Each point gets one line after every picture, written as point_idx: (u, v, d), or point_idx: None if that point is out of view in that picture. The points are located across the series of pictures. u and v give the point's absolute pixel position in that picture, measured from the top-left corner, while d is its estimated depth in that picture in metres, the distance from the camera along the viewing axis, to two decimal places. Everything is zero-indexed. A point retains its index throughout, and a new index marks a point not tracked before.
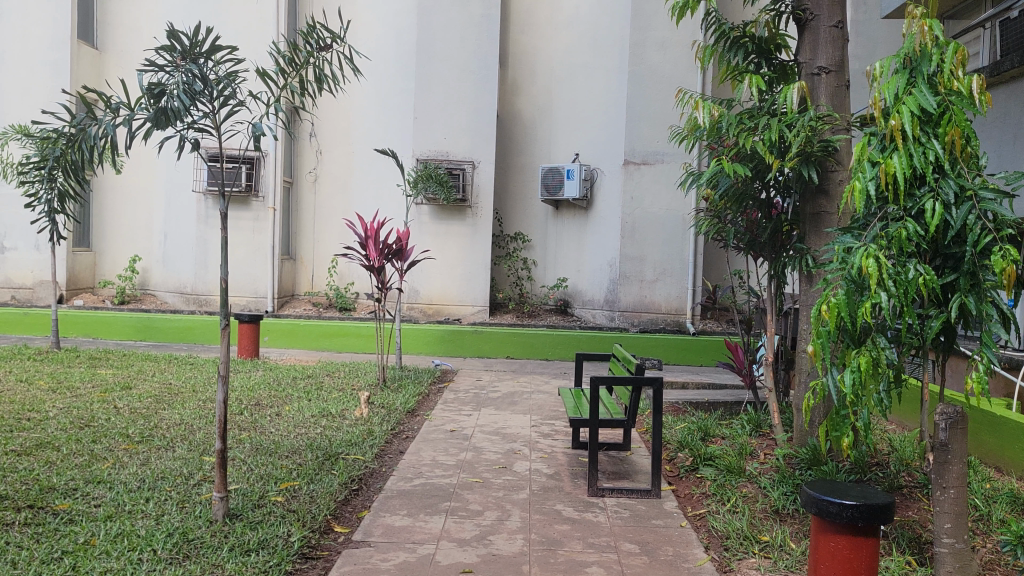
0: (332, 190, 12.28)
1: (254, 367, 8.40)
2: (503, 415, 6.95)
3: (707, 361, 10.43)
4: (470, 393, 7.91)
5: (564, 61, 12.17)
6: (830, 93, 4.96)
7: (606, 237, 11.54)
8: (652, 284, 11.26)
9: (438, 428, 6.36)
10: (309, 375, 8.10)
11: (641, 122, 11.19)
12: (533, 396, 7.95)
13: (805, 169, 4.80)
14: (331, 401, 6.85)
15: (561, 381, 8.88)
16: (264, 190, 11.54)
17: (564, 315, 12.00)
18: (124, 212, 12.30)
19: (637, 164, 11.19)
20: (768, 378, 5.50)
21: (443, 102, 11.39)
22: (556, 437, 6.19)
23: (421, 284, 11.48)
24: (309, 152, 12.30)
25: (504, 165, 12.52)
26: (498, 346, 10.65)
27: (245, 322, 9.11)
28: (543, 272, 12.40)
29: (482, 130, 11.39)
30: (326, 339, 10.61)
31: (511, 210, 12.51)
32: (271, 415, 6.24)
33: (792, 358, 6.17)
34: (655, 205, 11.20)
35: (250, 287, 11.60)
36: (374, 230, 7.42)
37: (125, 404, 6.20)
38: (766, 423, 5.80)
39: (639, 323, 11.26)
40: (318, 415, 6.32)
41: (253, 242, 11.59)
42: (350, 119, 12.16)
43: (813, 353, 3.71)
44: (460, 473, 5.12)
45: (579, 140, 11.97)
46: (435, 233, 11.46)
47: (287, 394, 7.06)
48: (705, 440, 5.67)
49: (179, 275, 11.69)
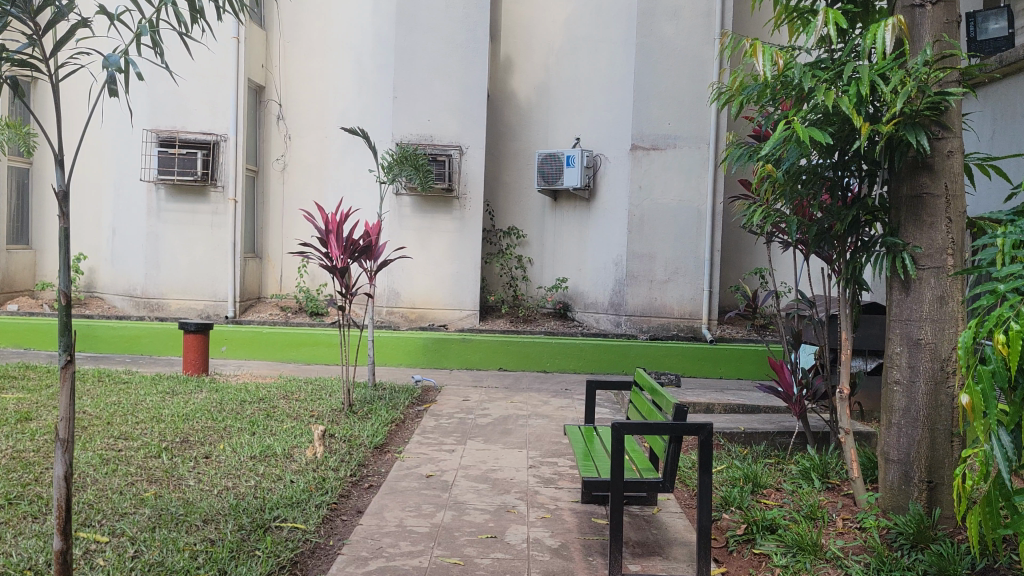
0: (302, 179, 10.94)
1: (197, 388, 7.05)
2: (494, 451, 5.60)
3: (729, 374, 9.16)
4: (454, 420, 6.55)
5: (564, 34, 10.76)
6: (937, 31, 3.66)
7: (610, 231, 10.25)
8: (663, 285, 9.94)
9: (411, 472, 5.01)
10: (262, 397, 6.73)
11: (651, 101, 9.89)
12: (529, 422, 6.60)
13: (909, 133, 3.50)
14: (279, 435, 5.50)
15: (562, 401, 7.52)
16: (222, 178, 10.19)
17: (564, 319, 10.68)
18: (67, 206, 10.90)
19: (647, 149, 9.91)
20: (844, 417, 4.14)
21: (428, 79, 10.03)
22: (561, 486, 4.85)
23: (402, 286, 10.14)
24: (277, 136, 10.94)
25: (495, 151, 11.08)
26: (490, 356, 9.34)
27: (191, 332, 7.75)
28: (540, 272, 11.00)
29: (472, 110, 10.06)
30: (293, 350, 9.31)
31: (504, 201, 11.09)
32: (197, 459, 4.88)
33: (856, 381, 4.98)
34: (666, 196, 9.92)
35: (208, 289, 10.23)
36: (336, 222, 6.07)
37: (8, 446, 4.83)
38: (834, 473, 4.49)
39: (649, 329, 9.95)
40: (258, 458, 4.97)
41: (211, 239, 10.24)
42: (323, 99, 10.82)
43: (969, 407, 2.39)
44: (434, 549, 3.76)
45: (580, 122, 10.64)
46: (418, 229, 10.12)
47: (225, 424, 5.69)
48: (756, 496, 4.36)
49: (128, 276, 10.34)
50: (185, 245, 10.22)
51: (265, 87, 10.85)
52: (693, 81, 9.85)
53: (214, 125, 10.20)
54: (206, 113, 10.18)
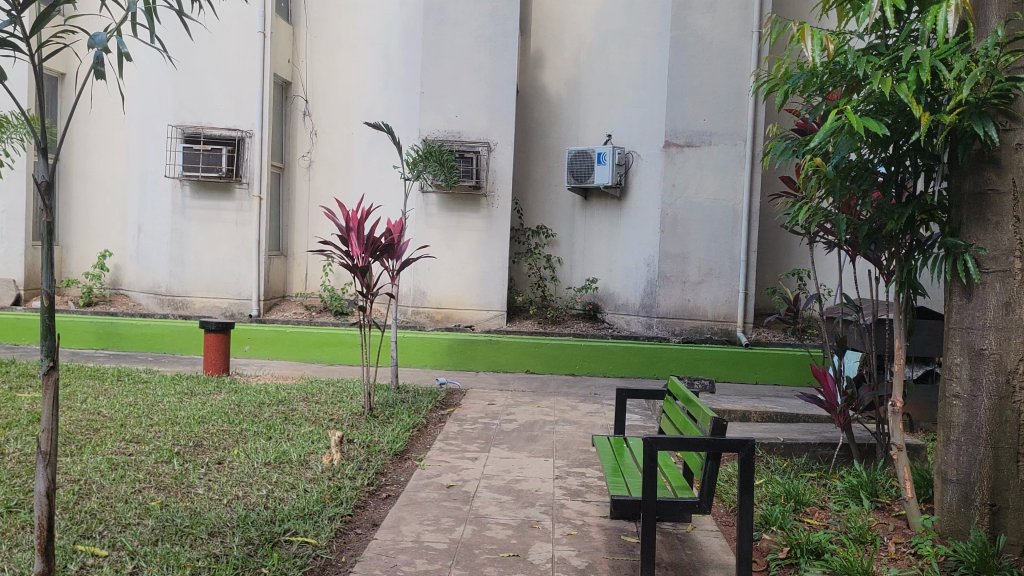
0: (327, 177, 10.78)
1: (217, 389, 6.90)
2: (519, 460, 5.34)
3: (765, 378, 8.85)
4: (478, 426, 6.31)
5: (594, 27, 10.47)
6: (1005, 12, 3.35)
7: (642, 230, 9.95)
8: (697, 286, 9.63)
9: (432, 482, 4.78)
10: (282, 400, 6.55)
11: (685, 96, 9.59)
12: (556, 429, 6.34)
13: (975, 123, 3.18)
14: (295, 440, 5.30)
15: (590, 406, 7.25)
16: (247, 175, 10.07)
17: (593, 321, 10.39)
18: (93, 203, 10.87)
19: (680, 146, 9.60)
20: (897, 433, 3.80)
21: (455, 74, 9.81)
22: (589, 500, 4.58)
23: (428, 286, 9.93)
24: (303, 133, 10.80)
25: (524, 148, 10.82)
26: (517, 358, 9.09)
27: (212, 332, 7.61)
28: (569, 272, 10.72)
29: (500, 106, 9.82)
30: (316, 350, 9.14)
31: (533, 199, 10.83)
32: (209, 465, 4.70)
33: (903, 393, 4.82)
34: (700, 194, 9.60)
35: (233, 287, 10.11)
36: (357, 220, 5.87)
37: (16, 449, 4.69)
38: (883, 491, 4.19)
39: (682, 332, 9.63)
40: (272, 464, 4.78)
41: (235, 236, 10.12)
42: (349, 95, 10.65)
43: None
44: (452, 569, 3.52)
45: (611, 118, 10.34)
46: (444, 228, 9.90)
47: (241, 428, 5.51)
48: (799, 515, 4.06)
49: (153, 274, 10.27)
50: (209, 243, 10.11)
51: (291, 83, 10.72)
52: (729, 76, 9.52)
53: (240, 121, 10.08)
54: (231, 110, 10.06)
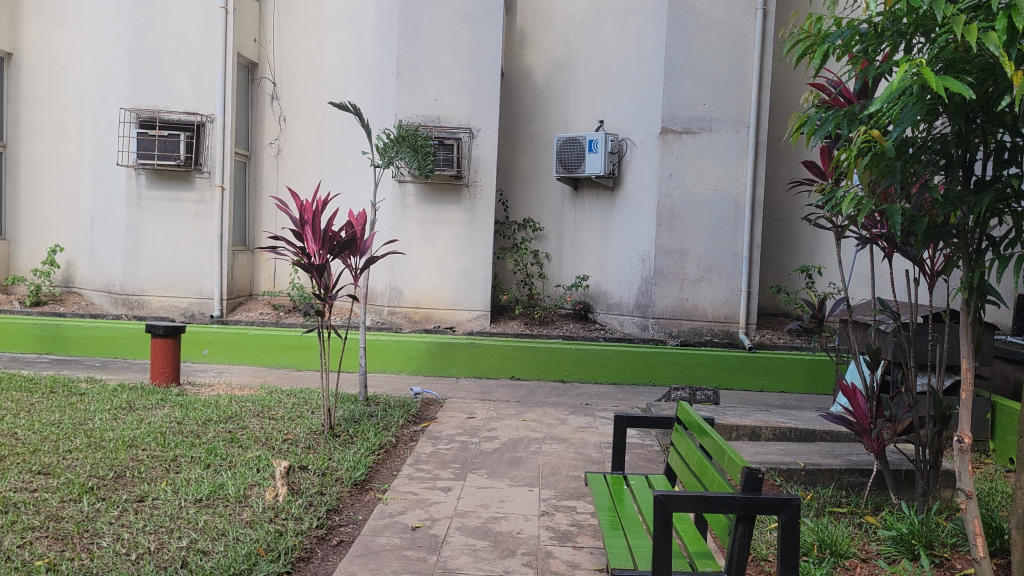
0: (298, 165, 9.99)
1: (161, 402, 6.12)
2: (499, 491, 4.59)
3: (770, 385, 8.20)
4: (455, 445, 5.56)
5: (585, 4, 9.67)
6: None
7: (636, 224, 9.19)
8: (695, 285, 8.91)
9: (393, 523, 4.01)
10: (232, 415, 5.77)
11: (683, 79, 8.85)
12: (542, 449, 5.58)
13: None
14: (237, 468, 4.53)
15: (581, 420, 6.51)
16: (209, 164, 9.27)
17: (584, 322, 9.64)
18: (40, 193, 10.03)
19: (678, 133, 8.86)
20: (966, 478, 3.06)
21: (434, 54, 9.00)
22: (582, 545, 3.83)
23: (405, 284, 9.16)
24: (270, 119, 9.99)
25: (509, 135, 10.03)
26: (501, 363, 8.34)
27: (160, 337, 6.82)
28: (558, 269, 9.99)
29: (483, 89, 9.04)
30: (282, 354, 8.37)
31: (519, 190, 10.05)
32: (126, 504, 3.93)
33: (948, 417, 4.16)
34: (700, 185, 8.88)
35: (192, 285, 9.31)
36: (313, 210, 5.08)
37: None
38: (938, 542, 3.52)
39: (680, 334, 8.92)
40: (203, 503, 4.01)
41: (195, 230, 9.32)
42: (320, 77, 9.84)
43: None
44: None
45: (603, 103, 9.56)
46: (422, 221, 9.12)
47: (174, 453, 4.73)
48: (839, 572, 3.33)
49: (107, 271, 9.47)
50: (166, 237, 9.30)
51: (258, 64, 9.92)
52: (731, 57, 8.83)
53: (200, 105, 9.25)
54: (189, 92, 9.23)
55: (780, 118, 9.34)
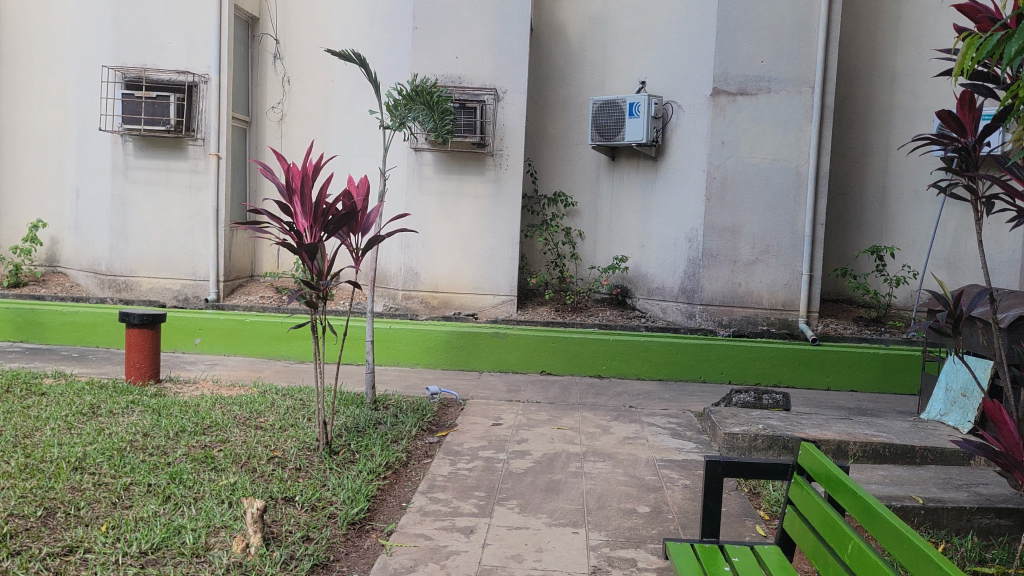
0: (302, 132, 8.98)
1: (131, 406, 5.18)
2: (535, 534, 3.59)
3: (839, 383, 7.14)
4: (478, 464, 4.56)
5: None
6: None
7: (682, 198, 8.10)
8: (750, 268, 7.82)
9: None
10: (213, 425, 4.82)
11: (739, 32, 7.69)
12: (585, 468, 4.58)
13: None
14: (204, 504, 3.57)
15: (626, 428, 5.49)
16: (204, 130, 8.31)
17: (621, 308, 8.61)
18: (21, 163, 9.14)
19: (732, 94, 7.73)
20: None
21: (454, 5, 7.92)
22: None
23: (421, 265, 8.16)
24: (273, 80, 8.99)
25: (538, 98, 8.91)
26: (529, 356, 7.34)
27: (135, 327, 5.87)
28: (592, 248, 8.94)
29: (510, 46, 7.97)
30: (282, 343, 7.43)
31: (548, 160, 8.95)
32: (44, 561, 2.96)
33: None
34: (757, 153, 7.76)
35: (186, 265, 8.38)
36: (301, 177, 4.06)
37: None
38: None
39: (731, 322, 7.86)
40: (146, 559, 3.04)
41: (189, 204, 8.35)
42: (326, 33, 8.80)
43: None
44: None
45: (645, 62, 8.43)
46: (441, 194, 8.10)
47: (127, 480, 3.77)
48: None
49: (92, 249, 8.55)
50: (157, 212, 8.35)
51: (258, 19, 8.91)
52: (795, 8, 7.67)
53: (191, 64, 8.26)
54: (180, 49, 8.24)
55: (849, 78, 8.17)
